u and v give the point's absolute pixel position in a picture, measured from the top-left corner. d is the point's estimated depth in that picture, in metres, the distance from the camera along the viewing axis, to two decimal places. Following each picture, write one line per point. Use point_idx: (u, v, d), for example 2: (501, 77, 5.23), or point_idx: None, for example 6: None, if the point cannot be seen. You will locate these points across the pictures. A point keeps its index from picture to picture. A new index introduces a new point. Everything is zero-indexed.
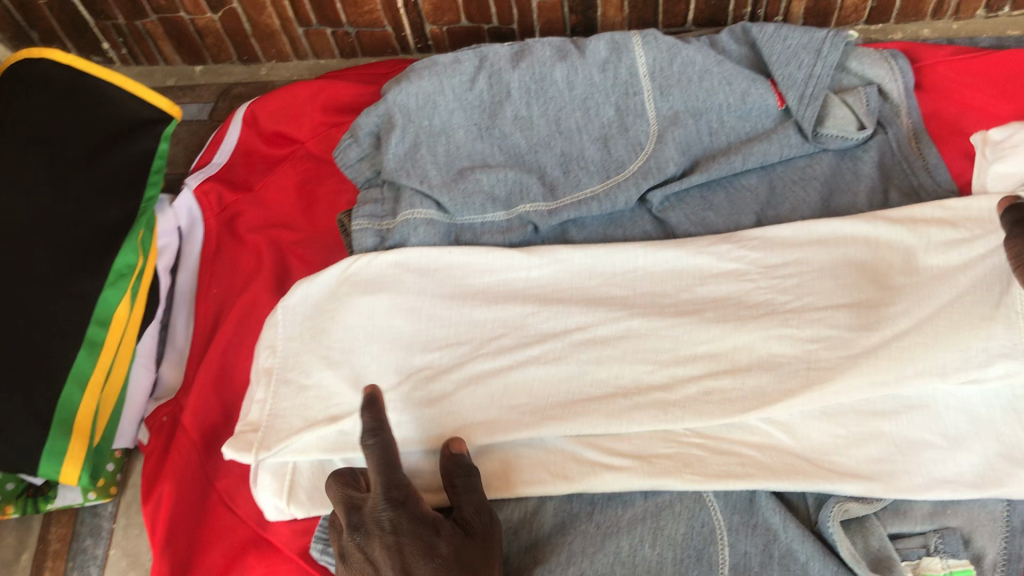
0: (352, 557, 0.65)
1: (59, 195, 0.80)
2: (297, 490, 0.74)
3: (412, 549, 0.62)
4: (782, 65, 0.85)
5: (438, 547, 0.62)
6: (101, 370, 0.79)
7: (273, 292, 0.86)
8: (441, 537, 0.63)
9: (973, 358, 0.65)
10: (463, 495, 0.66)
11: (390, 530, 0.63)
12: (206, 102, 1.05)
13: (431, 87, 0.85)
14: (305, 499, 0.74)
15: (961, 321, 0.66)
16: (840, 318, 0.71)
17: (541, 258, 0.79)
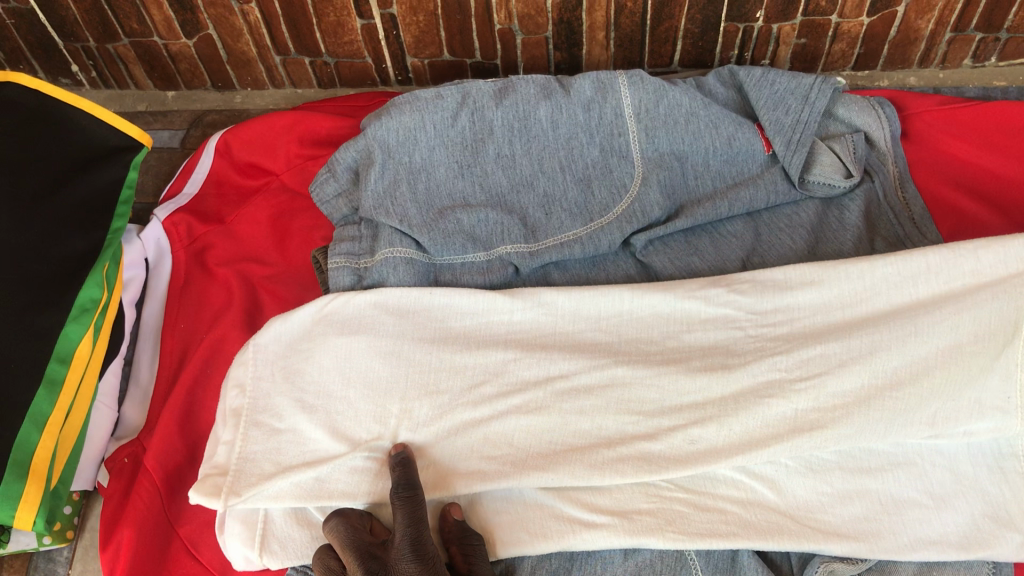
0: None
1: (20, 223, 0.76)
2: (269, 538, 0.71)
3: None
4: (770, 110, 0.83)
5: None
6: (61, 409, 0.75)
7: (243, 329, 0.83)
8: None
9: (963, 409, 0.66)
10: (478, 556, 0.68)
11: None
12: (177, 129, 1.02)
13: (412, 122, 0.83)
14: (279, 548, 0.71)
15: (960, 372, 0.67)
16: (830, 359, 0.69)
17: (525, 301, 0.77)
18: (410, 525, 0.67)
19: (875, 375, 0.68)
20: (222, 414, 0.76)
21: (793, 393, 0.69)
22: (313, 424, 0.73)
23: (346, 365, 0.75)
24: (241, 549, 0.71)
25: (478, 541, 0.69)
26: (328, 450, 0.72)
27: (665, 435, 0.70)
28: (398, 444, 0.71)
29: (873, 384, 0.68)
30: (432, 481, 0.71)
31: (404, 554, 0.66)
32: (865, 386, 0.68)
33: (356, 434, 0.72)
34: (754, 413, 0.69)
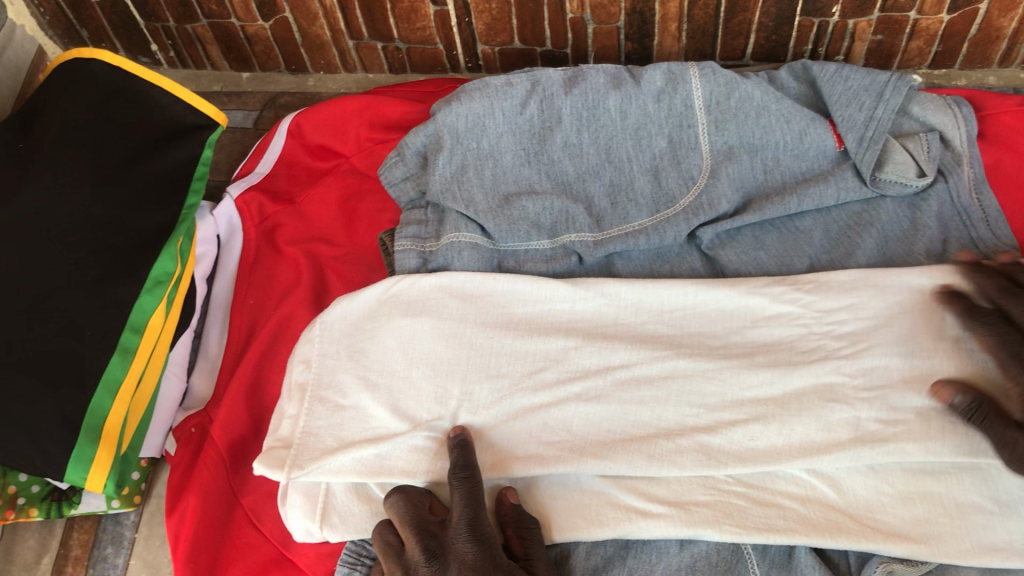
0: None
1: (95, 197, 0.79)
2: (329, 511, 0.72)
3: None
4: (842, 106, 0.82)
5: None
6: (133, 377, 0.78)
7: (310, 307, 0.85)
8: None
9: None
10: (533, 546, 0.68)
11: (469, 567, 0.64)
12: (251, 109, 1.04)
13: (482, 109, 0.83)
14: (341, 521, 0.72)
15: None
16: (894, 371, 0.70)
17: (587, 289, 0.77)
18: (466, 506, 0.67)
19: None
20: (287, 388, 0.78)
21: (858, 401, 0.69)
22: (376, 401, 0.74)
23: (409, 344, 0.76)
24: (303, 518, 0.72)
25: (534, 525, 0.69)
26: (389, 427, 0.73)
27: (724, 431, 0.70)
28: (456, 427, 0.72)
29: (935, 406, 0.68)
30: (490, 462, 0.72)
31: (460, 531, 0.66)
32: (928, 407, 0.68)
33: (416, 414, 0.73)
34: (816, 415, 0.69)
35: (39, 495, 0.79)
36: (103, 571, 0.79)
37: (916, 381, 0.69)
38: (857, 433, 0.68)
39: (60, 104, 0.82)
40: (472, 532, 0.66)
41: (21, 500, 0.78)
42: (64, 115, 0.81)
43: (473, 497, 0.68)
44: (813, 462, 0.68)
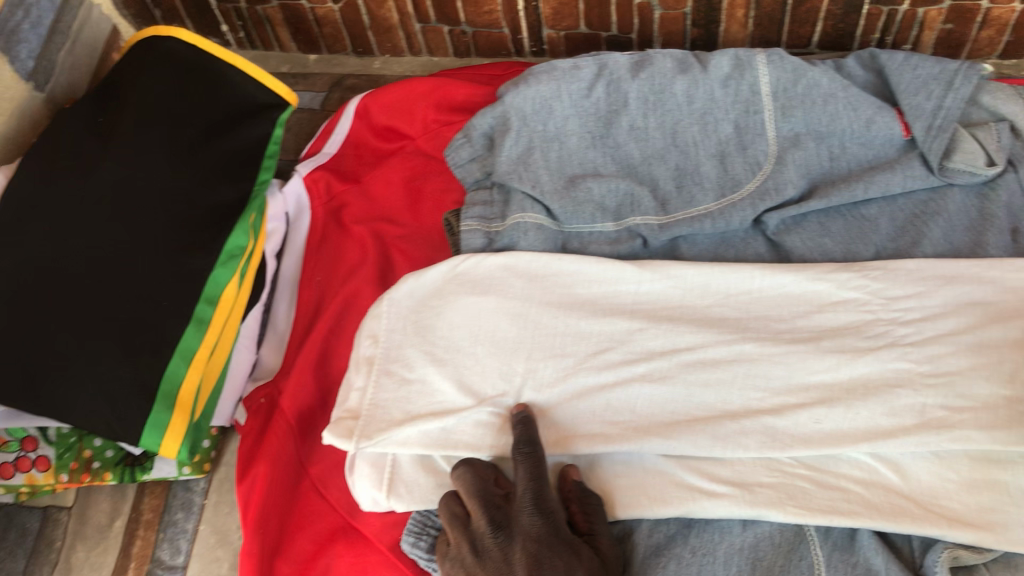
0: (487, 554, 0.67)
1: (173, 172, 0.81)
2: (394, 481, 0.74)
3: (555, 561, 0.64)
4: (911, 95, 0.82)
5: (577, 566, 0.64)
6: (206, 346, 0.80)
7: (376, 285, 0.87)
8: (580, 558, 0.65)
9: None
10: (597, 523, 0.69)
11: (534, 537, 0.65)
12: (318, 91, 1.06)
13: (549, 92, 0.84)
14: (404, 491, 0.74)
15: None
16: (962, 360, 0.70)
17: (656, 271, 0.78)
18: (531, 480, 0.69)
19: (1007, 386, 0.68)
20: (354, 361, 0.80)
21: (924, 387, 0.70)
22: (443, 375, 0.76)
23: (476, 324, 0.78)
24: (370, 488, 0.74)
25: (597, 501, 0.70)
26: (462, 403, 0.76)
27: (790, 414, 0.70)
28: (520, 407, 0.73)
29: (1002, 394, 0.68)
30: (554, 439, 0.73)
31: (526, 503, 0.67)
32: (996, 395, 0.68)
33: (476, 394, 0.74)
34: (881, 400, 0.70)
35: (113, 460, 0.83)
36: (173, 535, 0.83)
37: (982, 368, 0.69)
38: (922, 417, 0.69)
39: (139, 80, 0.84)
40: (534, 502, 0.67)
41: (97, 464, 0.82)
42: (143, 90, 0.83)
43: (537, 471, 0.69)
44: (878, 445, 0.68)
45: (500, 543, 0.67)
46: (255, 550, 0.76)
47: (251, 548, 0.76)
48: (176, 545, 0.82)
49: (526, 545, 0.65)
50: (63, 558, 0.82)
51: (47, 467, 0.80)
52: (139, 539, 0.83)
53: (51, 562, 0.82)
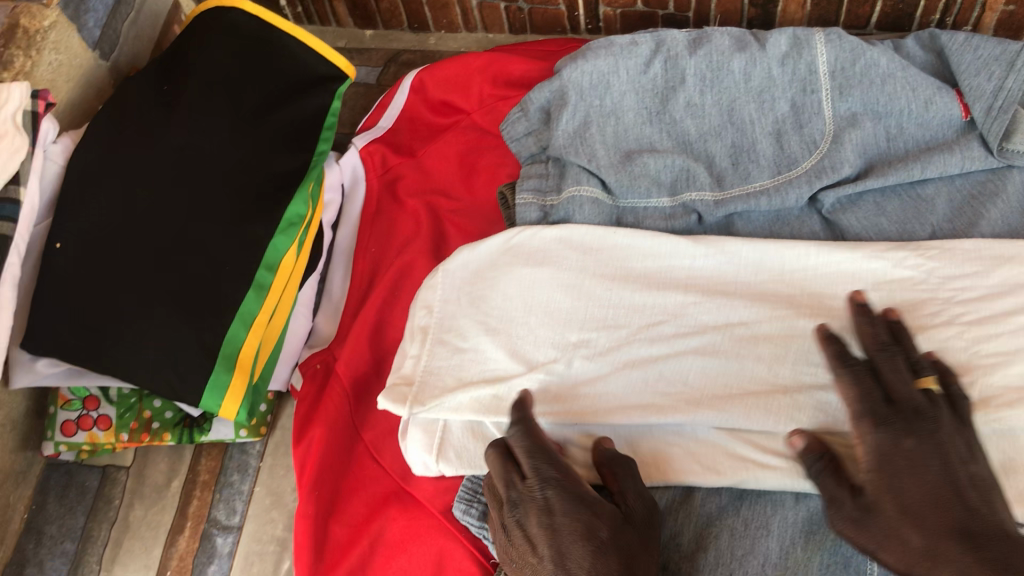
0: (515, 534, 0.64)
1: (235, 140, 0.83)
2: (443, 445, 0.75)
3: (570, 529, 0.60)
4: (971, 76, 0.82)
5: (597, 530, 0.60)
6: (265, 311, 0.83)
7: (430, 257, 0.88)
8: (599, 519, 0.61)
9: None
10: (625, 482, 0.66)
11: (546, 507, 0.62)
12: (374, 66, 1.08)
13: (607, 67, 0.85)
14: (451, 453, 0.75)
15: None
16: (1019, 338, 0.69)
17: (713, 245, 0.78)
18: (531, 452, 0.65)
19: None
20: (409, 330, 0.82)
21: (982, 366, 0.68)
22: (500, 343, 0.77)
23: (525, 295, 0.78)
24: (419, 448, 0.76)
25: (621, 458, 0.67)
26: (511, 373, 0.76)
27: None
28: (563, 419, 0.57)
29: None
30: (604, 408, 0.73)
31: (542, 477, 0.63)
32: None
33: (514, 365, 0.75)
34: None
35: (172, 421, 0.85)
36: (229, 495, 0.87)
37: None
38: (983, 396, 0.67)
39: (201, 50, 0.85)
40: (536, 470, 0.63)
41: (156, 425, 0.84)
42: (206, 59, 0.85)
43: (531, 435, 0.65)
44: None
45: (519, 523, 0.63)
46: (310, 512, 0.79)
47: (307, 509, 0.79)
48: (232, 505, 0.86)
49: (541, 519, 0.61)
50: (122, 515, 0.86)
51: (108, 427, 0.83)
52: (195, 498, 0.87)
53: (110, 520, 0.86)
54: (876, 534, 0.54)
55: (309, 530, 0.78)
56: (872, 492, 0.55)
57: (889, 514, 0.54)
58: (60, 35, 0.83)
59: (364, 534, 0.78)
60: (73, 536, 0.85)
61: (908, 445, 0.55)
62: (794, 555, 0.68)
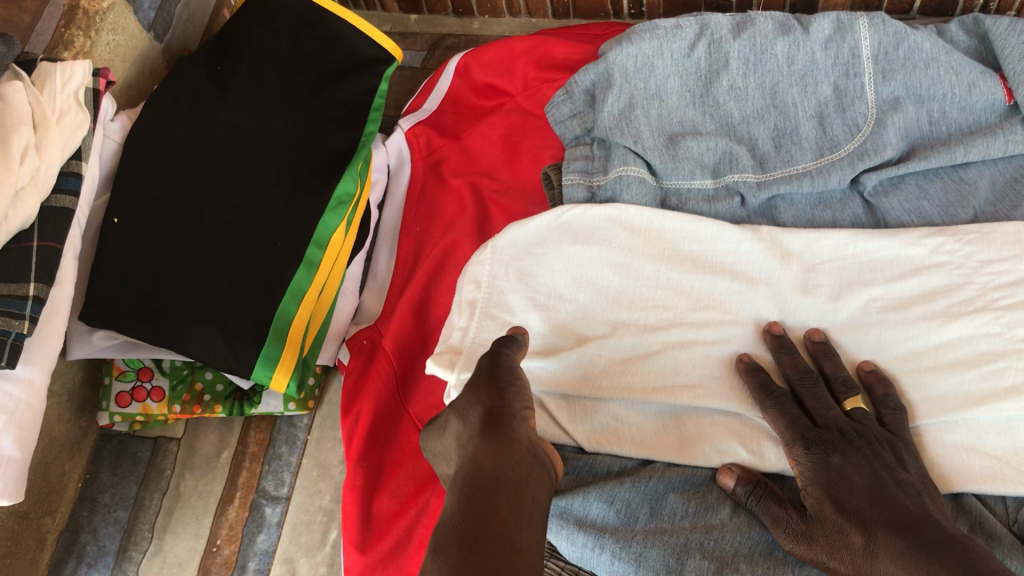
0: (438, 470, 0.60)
1: (286, 120, 0.85)
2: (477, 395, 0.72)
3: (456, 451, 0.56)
4: (1016, 60, 0.81)
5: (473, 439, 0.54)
6: (315, 286, 0.85)
7: (474, 238, 0.89)
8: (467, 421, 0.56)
9: None
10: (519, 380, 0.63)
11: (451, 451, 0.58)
12: (418, 50, 1.10)
13: (652, 50, 0.86)
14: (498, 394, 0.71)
15: None
16: None
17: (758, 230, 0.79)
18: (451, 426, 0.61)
19: None
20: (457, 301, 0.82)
21: (1018, 352, 0.70)
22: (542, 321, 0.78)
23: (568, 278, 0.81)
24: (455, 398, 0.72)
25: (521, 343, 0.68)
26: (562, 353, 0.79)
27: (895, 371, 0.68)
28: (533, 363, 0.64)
29: None
30: (654, 384, 0.74)
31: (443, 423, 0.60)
32: None
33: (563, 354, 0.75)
34: (978, 368, 0.70)
35: (223, 394, 0.87)
36: (277, 467, 0.89)
37: None
38: (1017, 381, 0.69)
39: (255, 32, 0.88)
40: (477, 391, 0.57)
41: (207, 397, 0.87)
42: (259, 41, 0.87)
43: (488, 374, 0.58)
44: (971, 409, 0.69)
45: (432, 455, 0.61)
46: (358, 482, 0.81)
47: (355, 480, 0.81)
48: (280, 476, 0.89)
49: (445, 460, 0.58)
50: (173, 486, 0.89)
51: (161, 398, 0.86)
52: (245, 469, 0.90)
53: (161, 489, 0.89)
54: (825, 544, 0.60)
55: (358, 501, 0.80)
56: (815, 509, 0.62)
57: (832, 521, 0.61)
58: (118, 17, 0.85)
59: (411, 504, 0.79)
60: (125, 505, 0.87)
61: (836, 461, 0.63)
62: None
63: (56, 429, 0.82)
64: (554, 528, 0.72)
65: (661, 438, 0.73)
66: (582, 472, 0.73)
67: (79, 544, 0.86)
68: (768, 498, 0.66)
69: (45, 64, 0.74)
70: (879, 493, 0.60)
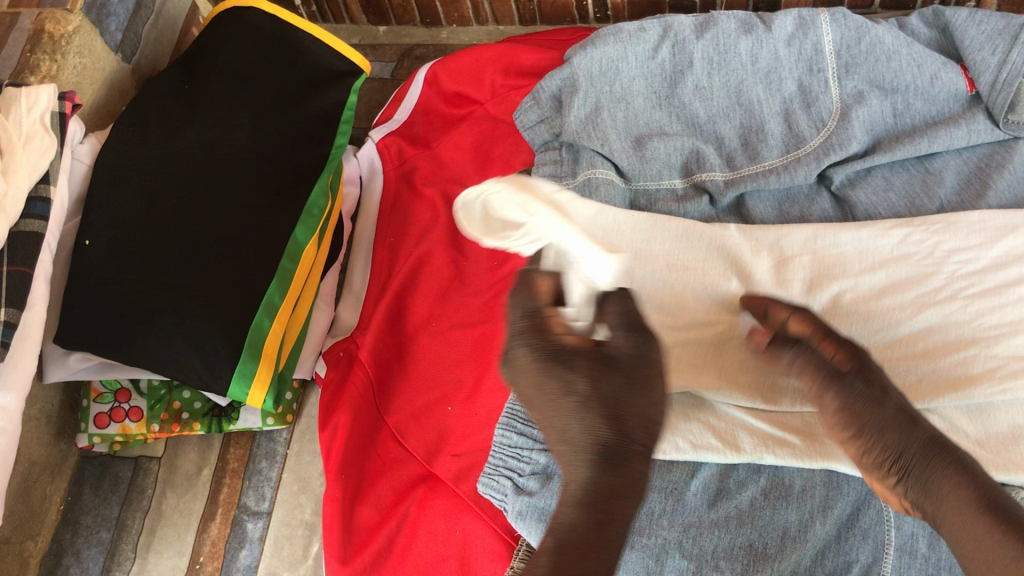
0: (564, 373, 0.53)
1: (256, 135, 0.86)
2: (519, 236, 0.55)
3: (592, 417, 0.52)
4: (977, 50, 0.82)
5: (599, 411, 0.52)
6: (289, 300, 0.85)
7: (448, 246, 0.90)
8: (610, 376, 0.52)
9: None
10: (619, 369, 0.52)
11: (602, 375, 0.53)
12: (389, 61, 1.11)
13: (616, 53, 0.86)
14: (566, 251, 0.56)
15: None
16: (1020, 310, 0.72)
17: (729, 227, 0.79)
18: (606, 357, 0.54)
19: None
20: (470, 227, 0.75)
21: (986, 340, 0.70)
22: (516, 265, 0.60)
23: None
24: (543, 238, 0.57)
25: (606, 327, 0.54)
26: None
27: None
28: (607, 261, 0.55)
29: None
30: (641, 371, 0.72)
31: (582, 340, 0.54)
32: None
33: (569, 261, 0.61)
34: (950, 357, 0.70)
35: (201, 411, 0.88)
36: (259, 482, 0.90)
37: None
38: (986, 368, 0.70)
39: (222, 49, 0.88)
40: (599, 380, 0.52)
41: (186, 415, 0.87)
42: (226, 59, 0.88)
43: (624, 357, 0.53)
44: (941, 397, 0.69)
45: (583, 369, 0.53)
46: (338, 495, 0.81)
47: (335, 492, 0.81)
48: (262, 491, 0.90)
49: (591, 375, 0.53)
50: (154, 505, 0.89)
51: (139, 418, 0.86)
52: (226, 485, 0.90)
53: (143, 509, 0.89)
54: None
55: (339, 513, 0.80)
56: None
57: None
58: (84, 39, 0.86)
59: (391, 514, 0.80)
60: (107, 526, 0.87)
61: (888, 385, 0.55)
62: (812, 528, 0.67)
63: (35, 453, 0.82)
64: (532, 531, 0.71)
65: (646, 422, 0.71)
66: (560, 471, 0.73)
67: (62, 566, 0.84)
68: None
69: (11, 90, 0.75)
70: (941, 447, 0.59)
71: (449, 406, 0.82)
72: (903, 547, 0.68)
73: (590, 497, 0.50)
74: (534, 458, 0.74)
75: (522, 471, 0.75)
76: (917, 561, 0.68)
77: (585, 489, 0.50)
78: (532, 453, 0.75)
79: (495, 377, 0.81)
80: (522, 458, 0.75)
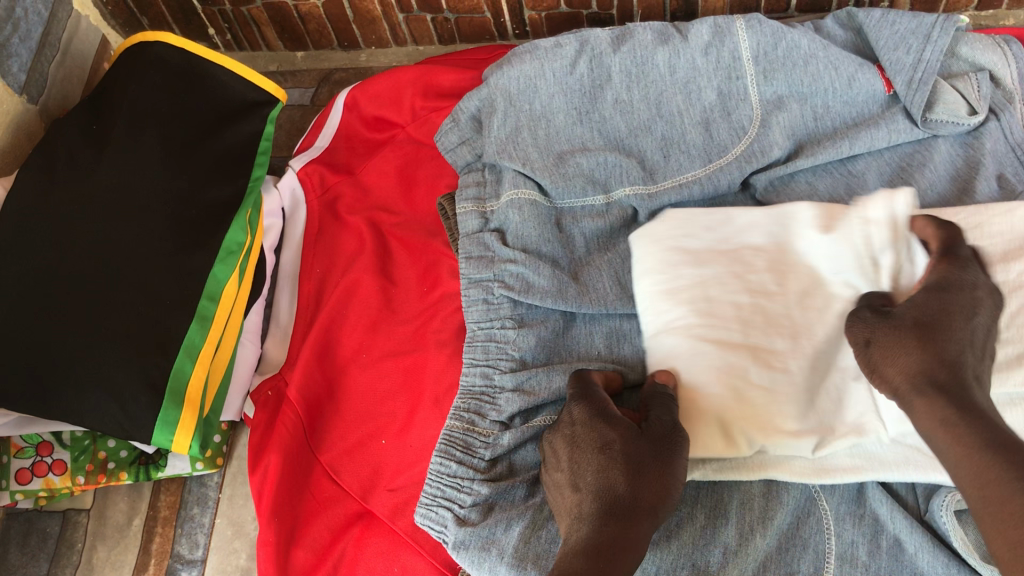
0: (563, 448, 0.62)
1: (168, 173, 0.83)
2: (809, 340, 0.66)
3: (590, 439, 0.59)
4: (890, 50, 0.82)
5: (605, 433, 0.59)
6: (211, 343, 0.83)
7: (375, 274, 0.88)
8: (576, 423, 0.61)
9: None
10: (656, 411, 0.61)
11: (571, 429, 0.61)
12: (307, 87, 1.14)
13: (534, 71, 0.85)
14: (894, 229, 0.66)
15: None
16: None
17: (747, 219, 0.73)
18: (593, 411, 0.61)
19: None
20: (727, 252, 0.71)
21: None
22: (779, 360, 0.66)
23: (535, 314, 0.78)
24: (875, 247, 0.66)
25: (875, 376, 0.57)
26: (485, 375, 0.77)
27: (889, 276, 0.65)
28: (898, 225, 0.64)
29: None
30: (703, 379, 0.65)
31: (569, 412, 0.63)
32: None
33: (764, 335, 0.67)
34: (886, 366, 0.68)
35: (127, 460, 0.87)
36: (191, 529, 0.90)
37: None
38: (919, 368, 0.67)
39: (130, 85, 0.86)
40: (582, 426, 0.60)
41: (112, 464, 0.86)
42: (134, 96, 0.86)
43: (583, 397, 0.63)
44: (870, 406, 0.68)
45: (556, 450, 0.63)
46: (273, 538, 0.78)
47: (269, 536, 0.79)
48: (194, 538, 0.90)
49: (568, 445, 0.61)
50: (85, 559, 0.88)
51: (63, 471, 0.84)
52: (158, 535, 0.90)
53: (73, 564, 0.88)
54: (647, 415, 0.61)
55: (274, 557, 0.78)
56: (588, 396, 0.63)
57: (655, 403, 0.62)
58: None
59: (327, 556, 0.78)
60: None
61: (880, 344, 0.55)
62: (753, 541, 0.64)
63: None
64: (474, 559, 0.68)
65: (701, 431, 0.64)
66: (500, 501, 0.72)
67: None
68: (585, 393, 0.63)
69: None
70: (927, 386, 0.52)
71: (382, 439, 0.81)
72: (845, 556, 0.65)
73: (607, 416, 0.60)
74: (475, 488, 0.72)
75: (462, 502, 0.72)
76: (858, 569, 0.64)
77: (611, 502, 0.54)
78: (472, 484, 0.72)
79: (428, 408, 0.80)
80: (462, 488, 0.73)
